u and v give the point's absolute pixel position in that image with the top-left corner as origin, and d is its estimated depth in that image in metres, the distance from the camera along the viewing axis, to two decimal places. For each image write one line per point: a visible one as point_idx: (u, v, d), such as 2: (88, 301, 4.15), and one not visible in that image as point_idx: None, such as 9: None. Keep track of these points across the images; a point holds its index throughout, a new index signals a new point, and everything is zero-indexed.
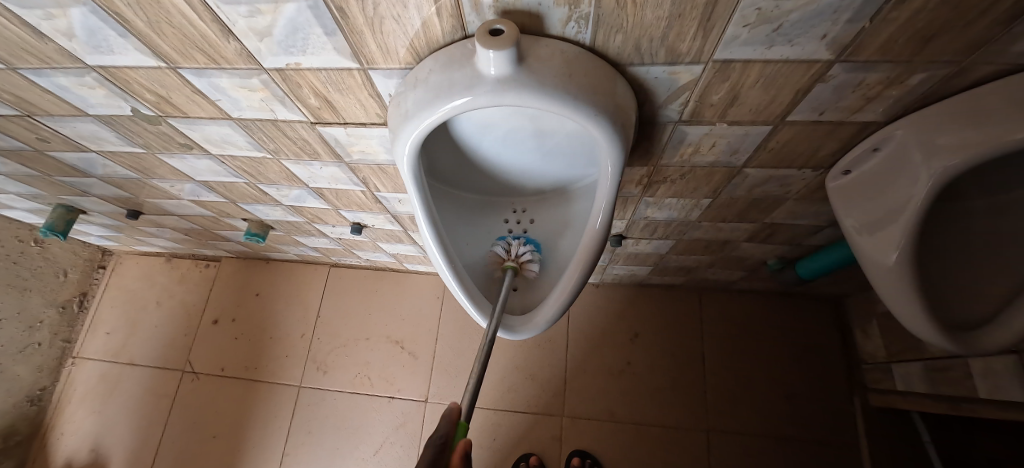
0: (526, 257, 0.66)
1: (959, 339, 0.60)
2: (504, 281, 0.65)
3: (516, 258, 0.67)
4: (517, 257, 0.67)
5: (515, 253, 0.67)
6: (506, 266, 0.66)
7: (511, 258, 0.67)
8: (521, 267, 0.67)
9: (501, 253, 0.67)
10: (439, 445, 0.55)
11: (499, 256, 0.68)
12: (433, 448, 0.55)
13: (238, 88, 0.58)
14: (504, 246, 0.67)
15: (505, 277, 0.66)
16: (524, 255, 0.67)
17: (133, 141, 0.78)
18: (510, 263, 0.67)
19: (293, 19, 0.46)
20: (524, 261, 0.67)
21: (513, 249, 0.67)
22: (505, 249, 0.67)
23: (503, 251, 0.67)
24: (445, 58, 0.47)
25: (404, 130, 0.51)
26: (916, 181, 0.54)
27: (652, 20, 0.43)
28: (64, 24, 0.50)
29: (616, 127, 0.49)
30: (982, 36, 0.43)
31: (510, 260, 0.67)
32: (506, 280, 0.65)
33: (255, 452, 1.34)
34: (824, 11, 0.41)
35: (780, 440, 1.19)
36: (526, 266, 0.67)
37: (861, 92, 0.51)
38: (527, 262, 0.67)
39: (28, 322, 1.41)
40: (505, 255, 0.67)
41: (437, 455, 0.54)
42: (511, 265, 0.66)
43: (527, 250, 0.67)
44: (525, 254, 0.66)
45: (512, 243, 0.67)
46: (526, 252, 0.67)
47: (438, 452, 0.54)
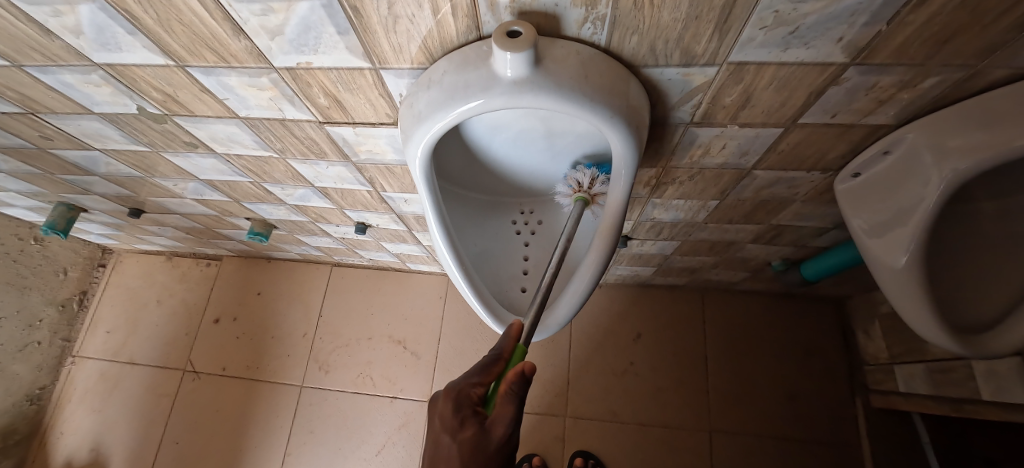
0: (600, 188, 0.60)
1: (967, 342, 0.61)
2: (574, 215, 0.60)
3: (588, 189, 0.61)
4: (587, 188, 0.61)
5: (588, 185, 0.61)
6: (575, 198, 0.61)
7: (582, 189, 0.61)
8: (593, 198, 0.62)
9: (567, 188, 0.63)
10: (489, 361, 0.54)
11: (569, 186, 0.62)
12: (487, 359, 0.54)
13: (247, 86, 0.58)
14: (576, 175, 0.61)
15: (575, 210, 0.61)
16: (598, 188, 0.61)
17: (137, 139, 0.78)
18: (581, 195, 0.61)
19: (305, 18, 0.45)
20: (596, 192, 0.61)
21: (584, 179, 0.60)
22: (573, 179, 0.61)
23: (571, 184, 0.62)
24: (460, 60, 0.47)
25: (416, 132, 0.50)
26: (926, 184, 0.54)
27: (668, 22, 0.43)
28: (71, 21, 0.50)
29: (631, 128, 0.49)
30: (997, 40, 0.43)
31: (581, 191, 0.61)
32: (575, 215, 0.60)
33: (256, 451, 1.33)
34: (840, 14, 0.41)
35: (782, 440, 1.19)
36: (598, 197, 0.62)
37: (873, 95, 0.51)
38: (599, 195, 0.61)
39: (28, 321, 1.41)
40: (573, 185, 0.62)
41: (489, 366, 0.54)
42: (581, 196, 0.61)
43: (602, 179, 0.60)
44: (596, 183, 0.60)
45: (577, 173, 0.61)
46: (600, 182, 0.60)
47: (489, 363, 0.54)
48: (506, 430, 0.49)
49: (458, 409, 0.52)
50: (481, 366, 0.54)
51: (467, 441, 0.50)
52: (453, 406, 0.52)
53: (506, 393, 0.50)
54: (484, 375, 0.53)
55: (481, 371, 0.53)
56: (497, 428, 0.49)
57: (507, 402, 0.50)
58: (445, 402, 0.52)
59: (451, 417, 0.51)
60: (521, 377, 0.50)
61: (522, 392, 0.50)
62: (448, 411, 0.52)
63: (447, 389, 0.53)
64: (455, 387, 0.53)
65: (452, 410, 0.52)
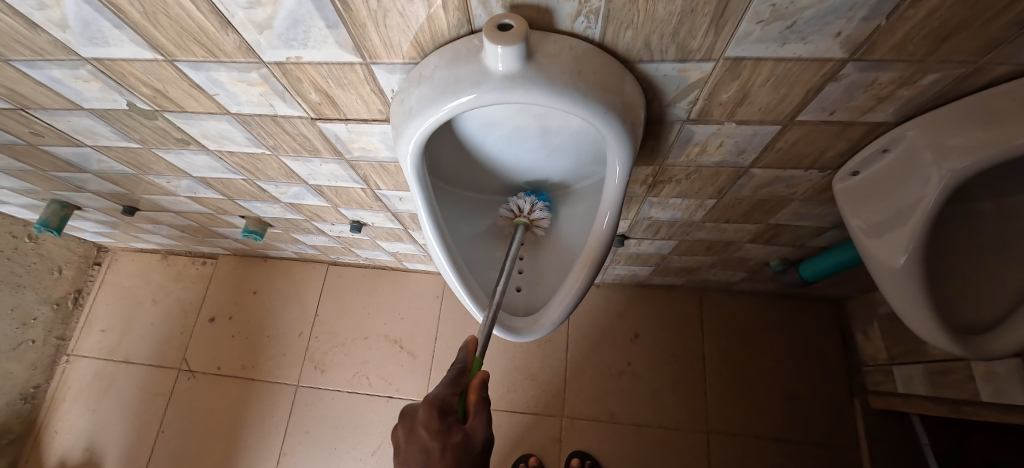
0: (538, 214, 0.66)
1: (967, 343, 0.60)
2: (516, 238, 0.65)
3: (527, 215, 0.66)
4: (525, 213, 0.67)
5: (528, 211, 0.66)
6: (517, 222, 0.66)
7: (522, 214, 0.67)
8: (532, 223, 0.67)
9: (508, 213, 0.68)
10: (457, 371, 0.55)
11: (511, 212, 0.67)
12: (453, 371, 0.55)
13: (237, 82, 0.57)
14: (517, 203, 0.66)
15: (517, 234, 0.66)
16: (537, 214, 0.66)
17: (129, 136, 0.77)
18: (520, 219, 0.66)
19: (293, 11, 0.44)
20: (535, 217, 0.67)
21: (524, 206, 0.66)
22: (515, 205, 0.67)
23: (511, 209, 0.67)
24: (451, 54, 0.46)
25: (406, 129, 0.50)
26: (927, 182, 0.53)
27: (663, 16, 0.42)
28: (57, 15, 0.49)
29: (625, 125, 0.48)
30: (998, 36, 0.42)
31: (520, 217, 0.66)
32: (517, 237, 0.65)
33: (251, 450, 1.32)
34: (838, 8, 0.40)
35: (780, 442, 1.18)
36: (537, 222, 0.67)
37: (872, 91, 0.50)
38: (538, 220, 0.67)
39: (22, 319, 1.40)
40: (514, 211, 0.67)
41: (458, 377, 0.54)
42: (522, 221, 0.66)
43: (539, 207, 0.66)
44: (533, 210, 0.66)
45: (519, 200, 0.66)
46: (538, 210, 0.66)
47: (457, 375, 0.54)
48: (487, 433, 0.52)
49: (444, 416, 0.51)
50: (452, 377, 0.54)
51: (455, 447, 0.49)
52: (437, 417, 0.50)
53: (479, 400, 0.53)
54: (457, 385, 0.54)
55: (453, 382, 0.54)
56: (479, 431, 0.51)
57: (482, 408, 0.53)
58: (427, 413, 0.51)
59: (435, 429, 0.50)
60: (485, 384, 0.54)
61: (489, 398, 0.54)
62: (431, 422, 0.50)
63: (424, 402, 0.52)
64: (435, 398, 0.52)
65: (437, 420, 0.50)
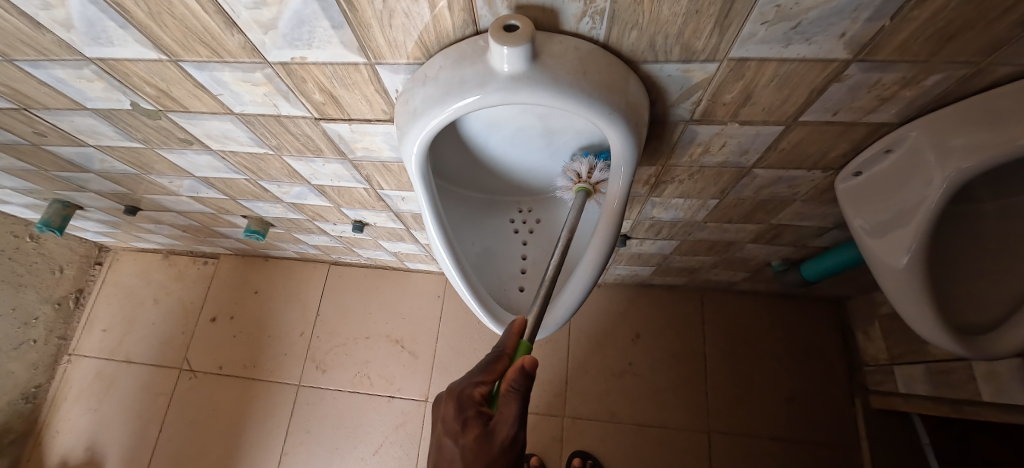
0: (600, 177, 0.57)
1: (970, 343, 0.60)
2: (576, 207, 0.58)
3: (589, 179, 0.58)
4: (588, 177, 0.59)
5: (589, 174, 0.58)
6: (577, 189, 0.59)
7: (582, 179, 0.59)
8: (594, 189, 0.59)
9: (567, 179, 0.60)
10: (489, 359, 0.52)
11: (571, 176, 0.59)
12: (490, 357, 0.53)
13: (241, 82, 0.57)
14: (577, 165, 0.58)
15: (577, 202, 0.58)
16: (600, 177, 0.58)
17: (132, 136, 0.77)
18: (581, 186, 0.58)
19: (299, 12, 0.44)
20: (597, 181, 0.58)
21: (583, 168, 0.58)
22: (573, 169, 0.59)
23: (570, 175, 0.59)
24: (455, 55, 0.46)
25: (411, 129, 0.50)
26: (929, 183, 0.53)
27: (669, 16, 0.42)
28: (62, 15, 0.49)
29: (630, 126, 0.48)
30: (1001, 37, 0.42)
31: (581, 182, 0.58)
32: (577, 206, 0.57)
33: (253, 450, 1.33)
34: (843, 9, 0.41)
35: (781, 442, 1.18)
36: (600, 187, 0.59)
37: (875, 92, 0.51)
38: (601, 184, 0.58)
39: (23, 319, 1.40)
40: (573, 177, 0.59)
41: (491, 364, 0.52)
42: (583, 187, 0.58)
43: (602, 167, 0.57)
44: (596, 172, 0.57)
45: (577, 162, 0.58)
46: (598, 168, 0.57)
47: (489, 363, 0.52)
48: (510, 430, 0.48)
49: (462, 409, 0.50)
50: (482, 365, 0.52)
51: (470, 443, 0.48)
52: (456, 409, 0.50)
53: (507, 393, 0.49)
54: (487, 374, 0.51)
55: (483, 370, 0.51)
56: (502, 429, 0.48)
57: (510, 402, 0.49)
58: (448, 404, 0.50)
59: (454, 421, 0.49)
60: (521, 373, 0.49)
61: (525, 389, 0.49)
62: (451, 413, 0.50)
63: (450, 390, 0.52)
64: (458, 387, 0.51)
65: (455, 412, 0.50)
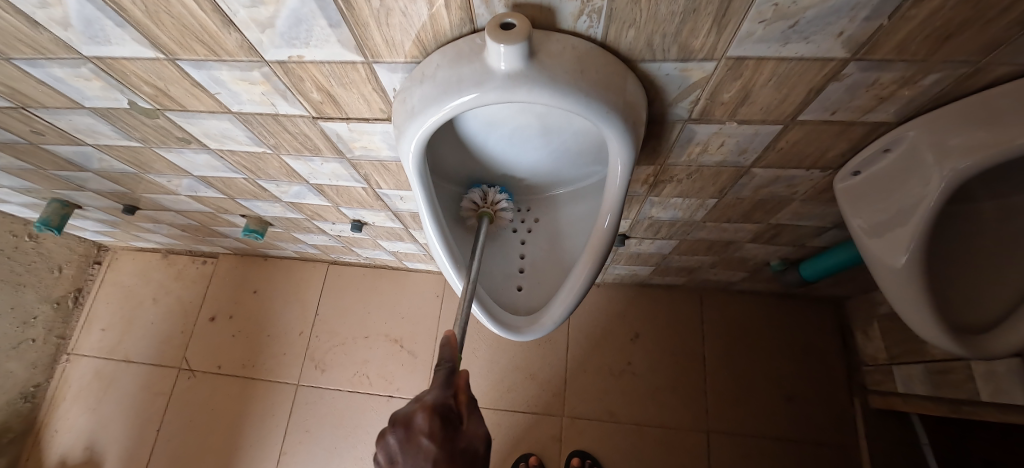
0: (502, 206, 0.65)
1: (968, 343, 0.60)
2: (482, 229, 0.63)
3: (491, 206, 0.65)
4: (491, 204, 0.65)
5: (490, 201, 0.65)
6: (482, 214, 0.65)
7: (485, 206, 0.65)
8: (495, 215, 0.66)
9: (469, 204, 0.65)
10: (448, 372, 0.54)
11: (473, 204, 0.65)
12: (444, 373, 0.54)
13: (239, 81, 0.57)
14: (480, 194, 0.65)
15: (481, 225, 0.64)
16: (500, 203, 0.65)
17: (130, 135, 0.77)
18: (484, 211, 0.65)
19: (296, 10, 0.44)
20: (499, 209, 0.66)
21: (487, 197, 0.65)
22: (476, 196, 0.65)
23: (473, 200, 0.65)
24: (453, 53, 0.46)
25: (409, 128, 0.50)
26: (928, 182, 0.53)
27: (666, 15, 0.42)
28: (59, 13, 0.49)
29: (627, 125, 0.48)
30: (1000, 36, 0.42)
31: (484, 208, 0.65)
32: (483, 229, 0.63)
33: (251, 449, 1.33)
34: (840, 8, 0.41)
35: (780, 441, 1.18)
36: (500, 213, 0.66)
37: (874, 91, 0.51)
38: (501, 210, 0.66)
39: (22, 318, 1.39)
40: (475, 203, 0.65)
41: (451, 378, 0.54)
42: (486, 213, 0.65)
43: (501, 196, 0.65)
44: (499, 200, 0.65)
45: (481, 191, 0.65)
46: (500, 199, 0.65)
47: (449, 375, 0.54)
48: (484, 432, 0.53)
49: (446, 421, 0.50)
50: (444, 378, 0.53)
51: (462, 452, 0.49)
52: (440, 423, 0.49)
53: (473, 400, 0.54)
54: (450, 386, 0.53)
55: (447, 384, 0.53)
56: (479, 432, 0.52)
57: (477, 407, 0.54)
58: (430, 420, 0.49)
59: (440, 435, 0.49)
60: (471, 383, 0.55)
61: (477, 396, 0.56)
62: (435, 429, 0.49)
63: (426, 407, 0.50)
64: (435, 402, 0.51)
65: (441, 426, 0.49)
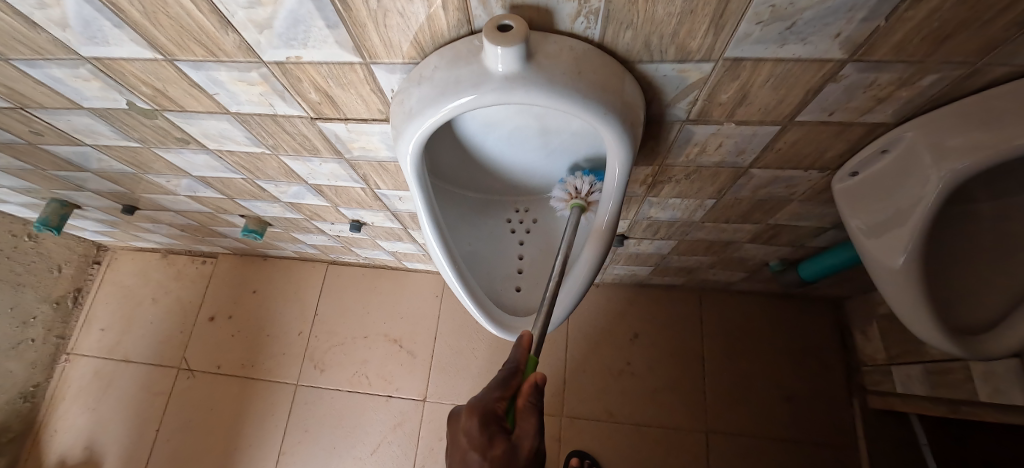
0: (596, 195, 0.60)
1: (965, 343, 0.60)
2: (571, 222, 0.60)
3: (582, 195, 0.60)
4: (581, 194, 0.60)
5: (582, 191, 0.60)
6: (571, 205, 0.60)
7: (579, 196, 0.60)
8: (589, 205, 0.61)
9: (564, 194, 0.62)
10: (506, 374, 0.53)
11: (564, 194, 0.61)
12: (504, 373, 0.54)
13: (237, 82, 0.57)
14: (571, 183, 0.60)
15: (572, 217, 0.60)
16: (593, 193, 0.60)
17: (129, 135, 0.77)
18: (576, 201, 0.60)
19: (294, 11, 0.44)
20: (591, 197, 0.60)
21: (581, 186, 0.60)
22: (571, 185, 0.60)
23: (567, 190, 0.61)
24: (450, 55, 0.46)
25: (407, 129, 0.50)
26: (926, 183, 0.53)
27: (663, 16, 0.42)
28: (57, 14, 0.49)
29: (625, 126, 0.48)
30: (998, 36, 0.42)
31: (576, 198, 0.60)
32: (572, 223, 0.59)
33: (251, 449, 1.33)
34: (838, 9, 0.41)
35: (779, 442, 1.18)
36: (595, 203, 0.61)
37: (871, 92, 0.51)
38: (596, 200, 0.60)
39: (21, 318, 1.39)
40: (570, 192, 0.61)
41: (508, 379, 0.53)
42: (578, 203, 0.60)
43: (594, 186, 0.59)
44: (589, 190, 0.60)
45: (577, 179, 0.60)
46: (594, 188, 0.59)
47: (507, 376, 0.53)
48: (533, 443, 0.50)
49: (486, 424, 0.50)
50: (501, 380, 0.53)
51: (496, 459, 0.48)
52: (478, 424, 0.49)
53: (526, 406, 0.51)
54: (505, 388, 0.52)
55: (500, 385, 0.52)
56: (525, 441, 0.50)
57: (530, 415, 0.51)
58: (470, 419, 0.50)
59: (477, 436, 0.49)
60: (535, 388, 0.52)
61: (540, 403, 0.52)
62: (473, 429, 0.49)
63: (470, 405, 0.51)
64: (479, 402, 0.51)
65: (479, 427, 0.49)
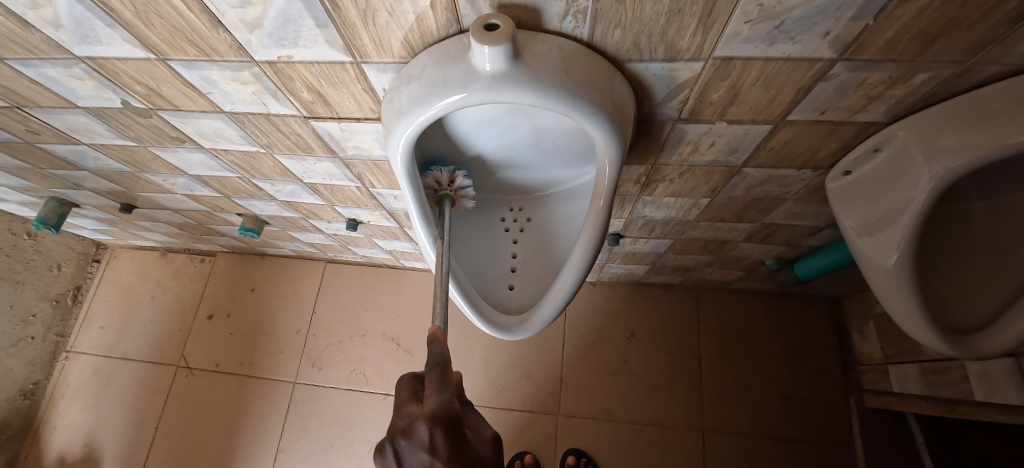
0: (462, 186, 0.62)
1: (958, 343, 0.60)
2: (444, 215, 0.61)
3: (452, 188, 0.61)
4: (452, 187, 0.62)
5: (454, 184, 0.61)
6: (443, 197, 0.61)
7: (445, 188, 0.61)
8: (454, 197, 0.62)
9: (429, 185, 0.60)
10: (441, 373, 0.50)
11: (434, 184, 0.60)
12: (438, 373, 0.50)
13: (230, 81, 0.57)
14: (443, 174, 0.60)
15: (443, 210, 0.61)
16: (462, 186, 0.62)
17: (125, 134, 0.77)
18: (444, 194, 0.61)
19: (283, 11, 0.45)
20: (459, 190, 0.62)
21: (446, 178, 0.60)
22: (435, 177, 0.60)
23: (434, 181, 0.60)
24: (439, 53, 0.46)
25: (397, 127, 0.50)
26: (917, 183, 0.53)
27: (652, 15, 0.42)
28: (50, 14, 0.49)
29: (615, 125, 0.49)
30: (987, 35, 0.42)
31: (445, 190, 0.61)
32: (446, 216, 0.60)
33: (249, 446, 1.33)
34: (826, 8, 0.40)
35: (774, 440, 1.19)
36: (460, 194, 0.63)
37: (862, 91, 0.50)
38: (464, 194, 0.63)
39: (21, 315, 1.40)
40: (433, 185, 0.60)
41: (446, 379, 0.50)
42: (447, 195, 0.61)
43: (464, 178, 0.62)
44: (461, 183, 0.62)
45: (442, 171, 0.60)
46: (464, 182, 0.62)
47: (445, 376, 0.50)
48: (489, 432, 0.53)
49: (448, 432, 0.47)
50: (440, 382, 0.49)
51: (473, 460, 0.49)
52: (443, 434, 0.47)
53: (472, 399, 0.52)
54: (447, 388, 0.49)
55: (443, 386, 0.49)
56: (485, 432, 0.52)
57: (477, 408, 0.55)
58: (433, 431, 0.47)
59: (444, 446, 0.46)
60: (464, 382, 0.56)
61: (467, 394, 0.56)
62: (438, 441, 0.47)
63: (424, 418, 0.47)
64: (435, 412, 0.47)
65: (444, 438, 0.47)
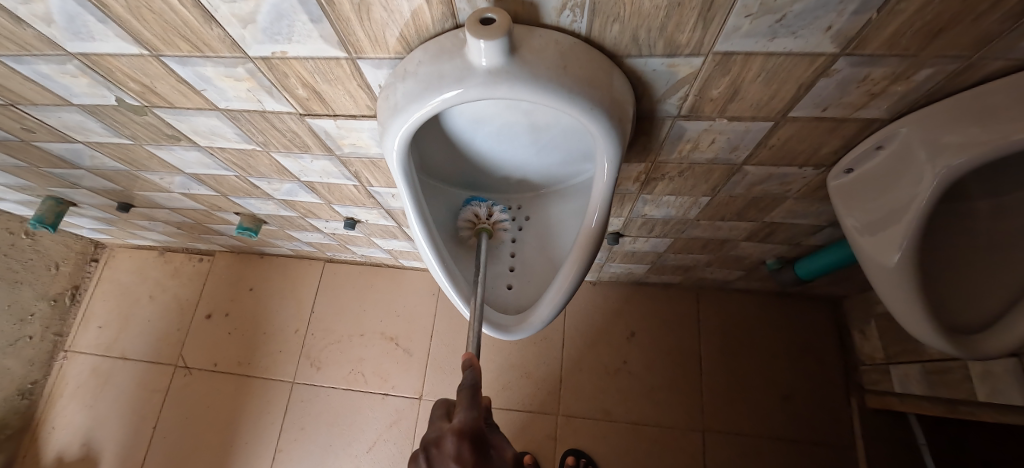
0: (499, 219, 0.66)
1: (960, 342, 0.60)
2: (482, 245, 0.64)
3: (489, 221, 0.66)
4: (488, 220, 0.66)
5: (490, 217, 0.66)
6: (481, 229, 0.65)
7: (483, 222, 0.66)
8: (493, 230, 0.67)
9: (468, 220, 0.66)
10: (470, 391, 0.54)
11: (473, 219, 0.66)
12: (468, 391, 0.54)
13: (224, 78, 0.57)
14: (481, 209, 0.66)
15: (482, 240, 0.65)
16: (498, 219, 0.66)
17: (120, 132, 0.76)
18: (482, 227, 0.66)
19: (277, 6, 0.44)
20: (496, 224, 0.67)
21: (484, 212, 0.66)
22: (473, 213, 0.66)
23: (472, 217, 0.66)
24: (435, 49, 0.45)
25: (392, 124, 0.49)
26: (920, 180, 0.52)
27: (650, 9, 0.41)
28: (41, 9, 0.49)
29: (613, 121, 0.48)
30: (992, 30, 0.42)
31: (482, 224, 0.66)
32: (484, 245, 0.64)
33: (247, 446, 1.33)
34: (828, 2, 0.40)
35: (775, 441, 1.18)
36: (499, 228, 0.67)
37: (865, 87, 0.50)
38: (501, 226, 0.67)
39: (18, 315, 1.40)
40: (472, 220, 0.66)
41: (474, 398, 0.54)
42: (484, 228, 0.66)
43: (500, 212, 0.66)
44: (497, 216, 0.66)
45: (479, 206, 0.66)
46: (501, 215, 0.66)
47: (473, 395, 0.54)
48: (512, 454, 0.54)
49: (473, 446, 0.50)
50: (469, 399, 0.53)
51: None
52: (469, 448, 0.50)
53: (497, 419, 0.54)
54: (475, 407, 0.53)
55: (472, 404, 0.53)
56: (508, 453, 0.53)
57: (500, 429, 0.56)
58: (459, 444, 0.50)
59: (468, 459, 0.49)
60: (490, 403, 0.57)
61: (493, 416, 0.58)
62: (463, 454, 0.49)
63: (452, 431, 0.51)
64: (462, 426, 0.51)
65: (469, 451, 0.49)
